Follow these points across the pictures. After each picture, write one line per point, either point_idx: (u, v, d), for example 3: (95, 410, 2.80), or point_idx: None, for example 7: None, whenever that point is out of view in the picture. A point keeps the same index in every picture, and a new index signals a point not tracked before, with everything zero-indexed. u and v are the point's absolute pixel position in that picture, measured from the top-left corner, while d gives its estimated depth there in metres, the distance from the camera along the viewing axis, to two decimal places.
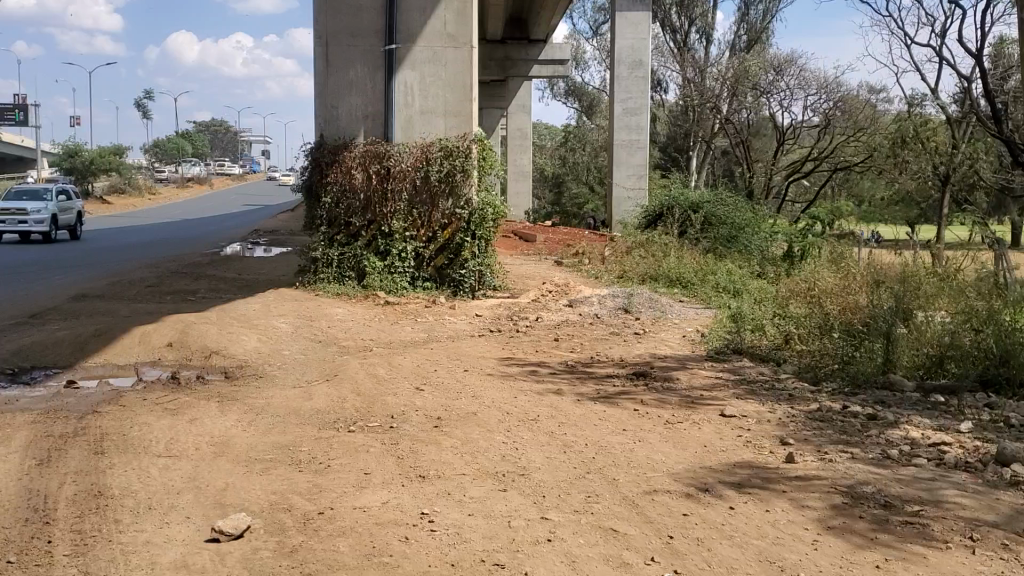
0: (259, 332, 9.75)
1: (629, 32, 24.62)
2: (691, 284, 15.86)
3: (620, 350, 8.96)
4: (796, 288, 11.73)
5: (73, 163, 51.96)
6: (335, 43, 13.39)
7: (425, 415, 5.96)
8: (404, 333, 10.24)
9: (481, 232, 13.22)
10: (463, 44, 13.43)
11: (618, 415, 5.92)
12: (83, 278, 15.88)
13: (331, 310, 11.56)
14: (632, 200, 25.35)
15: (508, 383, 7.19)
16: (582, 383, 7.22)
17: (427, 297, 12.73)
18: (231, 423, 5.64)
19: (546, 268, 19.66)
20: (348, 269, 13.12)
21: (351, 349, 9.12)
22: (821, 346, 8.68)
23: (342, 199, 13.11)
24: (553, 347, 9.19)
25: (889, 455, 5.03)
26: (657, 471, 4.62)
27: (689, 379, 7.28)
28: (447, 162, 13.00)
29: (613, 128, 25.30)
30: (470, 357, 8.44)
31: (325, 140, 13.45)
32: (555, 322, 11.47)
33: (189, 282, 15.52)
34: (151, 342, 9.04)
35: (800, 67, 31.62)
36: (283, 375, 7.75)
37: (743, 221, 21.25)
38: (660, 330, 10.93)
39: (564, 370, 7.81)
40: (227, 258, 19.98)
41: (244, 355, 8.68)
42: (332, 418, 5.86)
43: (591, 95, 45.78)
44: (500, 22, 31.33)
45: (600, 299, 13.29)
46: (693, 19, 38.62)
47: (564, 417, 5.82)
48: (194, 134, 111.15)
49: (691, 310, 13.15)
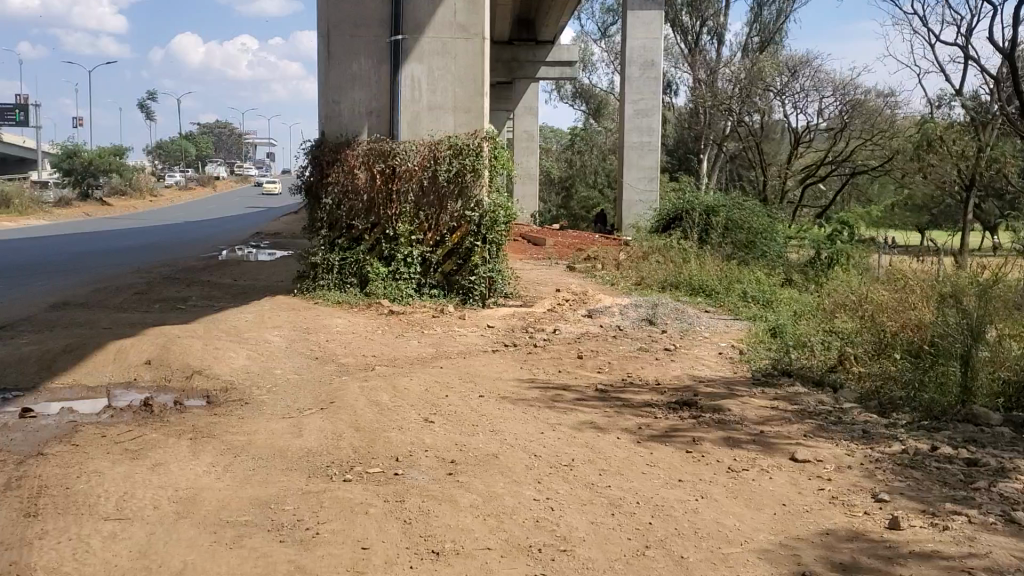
0: (249, 347, 8.78)
1: (641, 32, 23.60)
2: (716, 293, 14.85)
3: (653, 371, 7.98)
4: (839, 301, 10.75)
5: (72, 165, 50.47)
6: (337, 34, 12.44)
7: (436, 458, 4.96)
8: (410, 348, 9.27)
9: (492, 236, 12.20)
10: (473, 35, 12.42)
11: (669, 459, 4.98)
12: (67, 284, 14.83)
13: (330, 321, 10.57)
14: (647, 204, 24.38)
15: (531, 413, 6.22)
16: (618, 415, 6.22)
17: (434, 305, 11.73)
18: (203, 471, 4.66)
19: (558, 274, 18.68)
20: (350, 275, 12.14)
21: (352, 368, 8.15)
22: (884, 370, 7.65)
23: (343, 201, 12.16)
24: (578, 366, 8.21)
25: (1018, 520, 4.03)
26: (735, 549, 3.65)
27: (745, 412, 6.28)
28: (456, 161, 12.02)
29: (624, 130, 24.29)
30: (486, 378, 7.45)
31: (327, 138, 12.47)
32: (575, 335, 10.50)
33: (180, 288, 14.54)
34: (127, 360, 8.08)
35: (815, 69, 30.62)
36: (272, 401, 6.76)
37: (760, 226, 20.14)
38: (692, 346, 9.91)
39: (594, 397, 6.82)
40: (224, 262, 18.97)
41: (230, 375, 7.71)
42: (324, 462, 4.87)
43: (599, 97, 44.83)
44: (507, 22, 30.34)
45: (621, 309, 12.28)
46: (705, 20, 37.22)
47: (605, 462, 4.84)
48: (197, 135, 110.23)
49: (721, 322, 12.12)
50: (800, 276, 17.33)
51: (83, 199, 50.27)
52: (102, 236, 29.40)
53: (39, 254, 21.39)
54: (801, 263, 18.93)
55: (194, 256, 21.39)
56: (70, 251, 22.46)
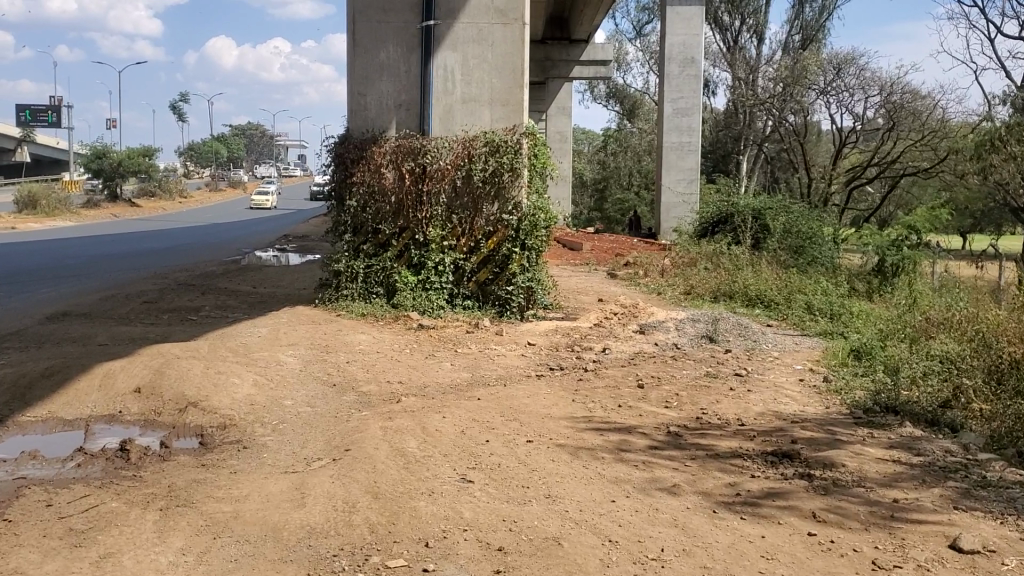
0: (256, 370, 7.63)
1: (681, 29, 22.18)
2: (776, 305, 13.51)
3: (731, 406, 6.71)
4: (934, 326, 9.42)
5: (101, 165, 49.02)
6: (364, 20, 11.25)
7: (479, 545, 3.72)
8: (442, 372, 8.06)
9: (532, 242, 10.94)
10: (513, 20, 11.17)
11: (791, 550, 3.75)
12: (73, 292, 13.76)
13: (352, 336, 9.41)
14: (688, 206, 22.98)
15: (593, 467, 4.98)
16: (703, 473, 4.93)
17: (468, 319, 10.49)
18: (167, 564, 3.49)
19: (598, 282, 17.41)
20: (376, 285, 10.98)
21: (375, 398, 6.95)
22: (1014, 410, 6.34)
23: (369, 203, 10.99)
24: (639, 399, 6.91)
25: None
26: None
27: (865, 469, 4.98)
28: (493, 159, 10.79)
29: (662, 130, 22.93)
30: (533, 415, 6.21)
31: (352, 134, 11.30)
32: (629, 354, 9.28)
33: (194, 296, 13.47)
34: (115, 388, 7.01)
35: (862, 67, 28.90)
36: (277, 445, 5.59)
37: (811, 230, 18.72)
38: (766, 372, 8.60)
39: (667, 443, 5.58)
40: (244, 267, 17.83)
41: (230, 407, 6.54)
42: (331, 549, 3.67)
43: (633, 97, 43.41)
44: (540, 20, 29.12)
45: (677, 324, 10.99)
46: (746, 18, 35.58)
47: (708, 559, 3.61)
48: (228, 136, 109.56)
49: (789, 340, 10.83)
50: (862, 287, 15.97)
51: (112, 201, 49.42)
52: (126, 239, 28.56)
53: (53, 258, 20.43)
54: (861, 270, 17.45)
55: (213, 261, 20.17)
56: (88, 255, 21.48)
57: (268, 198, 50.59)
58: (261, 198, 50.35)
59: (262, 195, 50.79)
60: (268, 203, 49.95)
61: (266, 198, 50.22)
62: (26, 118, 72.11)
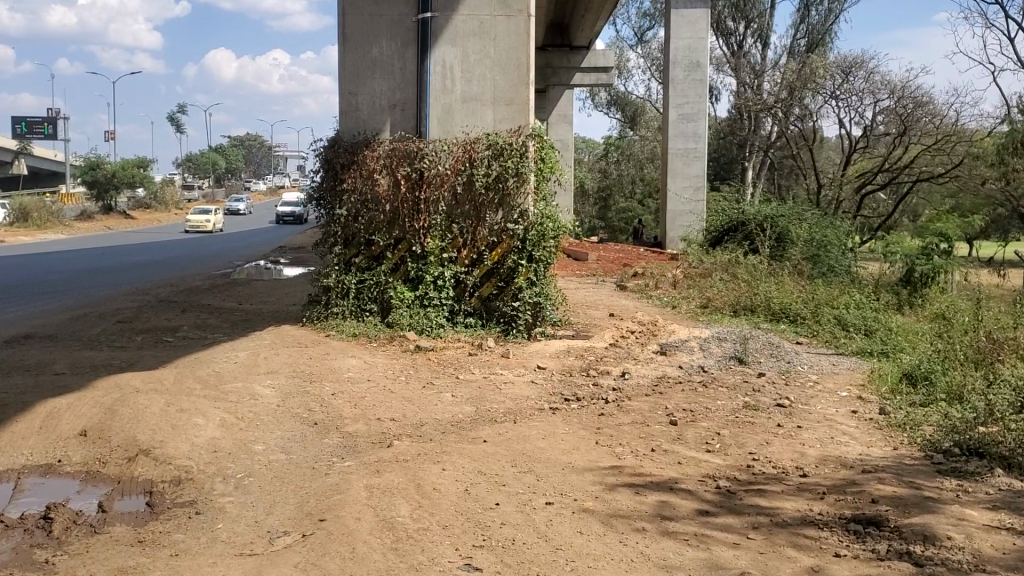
0: (227, 407, 6.59)
1: (686, 32, 21.09)
2: (802, 320, 12.48)
3: (785, 449, 5.67)
4: (995, 351, 8.33)
5: (95, 177, 47.79)
6: (354, 13, 10.19)
7: None
8: (443, 405, 7.00)
9: (540, 253, 9.88)
10: (516, 12, 10.15)
11: None
12: (41, 312, 12.66)
13: (340, 361, 8.35)
14: (695, 214, 21.86)
15: (634, 545, 3.92)
16: (776, 551, 3.89)
17: (471, 339, 9.44)
18: None
19: (607, 295, 16.39)
20: (369, 301, 9.94)
21: (362, 442, 5.89)
22: None
23: (361, 212, 9.94)
24: (675, 440, 5.85)
25: None
26: None
27: (978, 546, 3.95)
28: (497, 163, 9.75)
29: (667, 137, 21.86)
30: (551, 466, 5.15)
31: (342, 137, 10.25)
32: (651, 380, 8.23)
33: (173, 314, 12.43)
34: (57, 431, 5.96)
35: (871, 70, 27.59)
36: (239, 510, 4.53)
37: (827, 238, 17.59)
38: (813, 402, 7.55)
39: (720, 504, 4.53)
40: (231, 283, 16.80)
41: (189, 456, 5.50)
42: None
43: (634, 104, 42.39)
44: (540, 27, 28.10)
45: (701, 344, 9.93)
46: (750, 21, 34.47)
47: None
48: (227, 148, 108.54)
49: (825, 360, 9.78)
50: (892, 300, 14.83)
51: (106, 213, 48.47)
52: (119, 250, 27.78)
53: (32, 272, 19.32)
54: (886, 281, 16.23)
55: (200, 275, 19.06)
56: (73, 269, 20.59)
57: (208, 218, 39.29)
58: (198, 218, 39.02)
59: (201, 214, 39.58)
60: (208, 225, 38.65)
61: (205, 219, 38.88)
62: (22, 130, 71.30)
